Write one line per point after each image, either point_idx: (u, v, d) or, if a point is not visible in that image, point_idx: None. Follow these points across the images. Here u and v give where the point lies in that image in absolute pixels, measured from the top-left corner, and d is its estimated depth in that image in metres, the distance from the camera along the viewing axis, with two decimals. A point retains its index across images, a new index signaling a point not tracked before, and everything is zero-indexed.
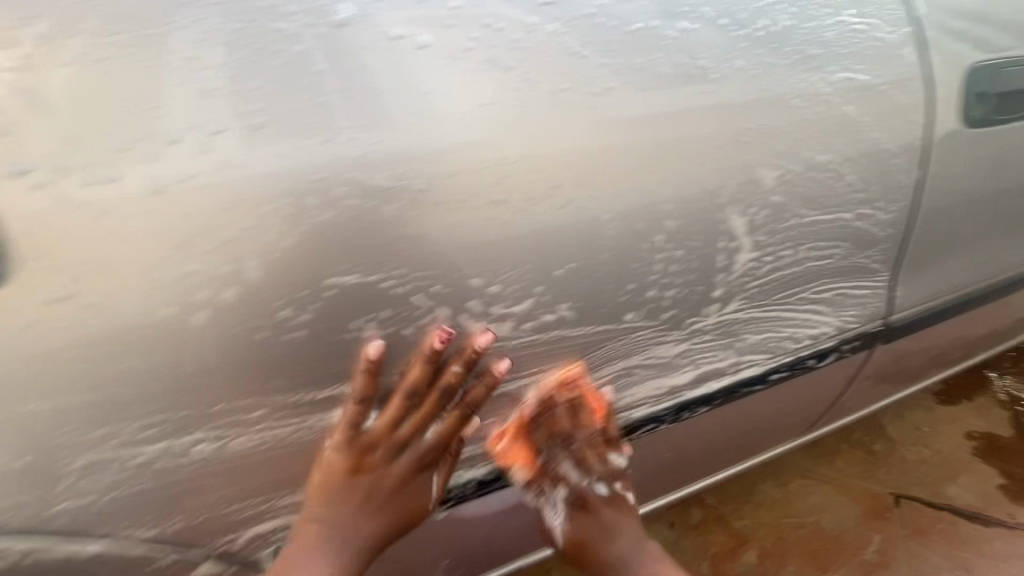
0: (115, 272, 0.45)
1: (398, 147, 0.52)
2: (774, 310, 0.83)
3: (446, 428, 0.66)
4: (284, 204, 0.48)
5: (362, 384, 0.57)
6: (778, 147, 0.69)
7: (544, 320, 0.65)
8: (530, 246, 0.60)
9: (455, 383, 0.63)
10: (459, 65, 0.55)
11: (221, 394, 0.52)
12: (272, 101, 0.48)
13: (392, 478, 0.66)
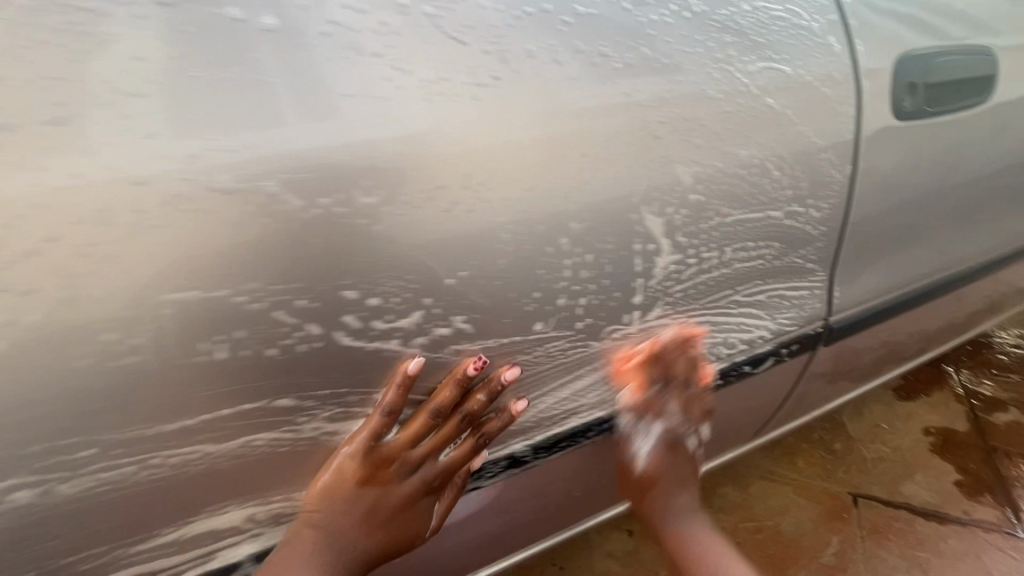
0: (91, 263, 0.43)
1: (338, 141, 0.50)
2: (704, 315, 0.79)
3: (458, 454, 0.69)
4: (262, 194, 0.47)
5: (394, 396, 0.59)
6: (691, 144, 0.66)
7: (435, 334, 0.59)
8: (410, 255, 0.54)
9: (478, 408, 0.66)
10: (320, 54, 0.49)
11: (37, 433, 0.45)
12: (239, 88, 0.47)
13: (399, 495, 0.67)
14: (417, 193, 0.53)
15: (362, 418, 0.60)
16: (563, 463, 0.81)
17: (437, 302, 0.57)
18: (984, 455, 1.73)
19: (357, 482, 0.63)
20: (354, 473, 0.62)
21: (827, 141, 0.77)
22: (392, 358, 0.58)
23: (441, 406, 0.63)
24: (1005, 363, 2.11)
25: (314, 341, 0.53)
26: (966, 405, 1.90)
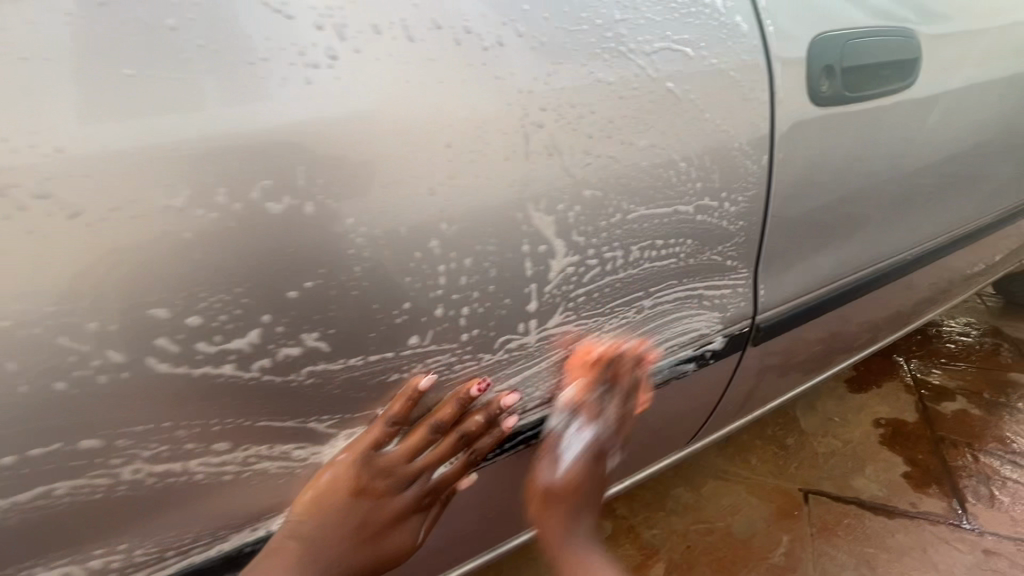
0: None
1: (160, 131, 0.42)
2: (614, 319, 0.73)
3: (452, 472, 0.68)
4: (90, 192, 0.41)
5: (400, 408, 0.60)
6: (581, 134, 0.60)
7: (282, 355, 0.51)
8: (238, 265, 0.46)
9: (475, 429, 0.66)
10: (112, 30, 0.41)
11: None
12: (55, 69, 0.40)
13: (391, 510, 0.65)
14: (240, 192, 0.45)
15: (363, 427, 0.60)
16: (507, 473, 0.77)
17: (280, 318, 0.49)
18: (932, 445, 1.72)
19: (349, 495, 0.62)
20: (349, 484, 0.61)
21: (738, 130, 0.72)
22: (229, 385, 0.50)
23: (443, 423, 0.63)
24: (953, 352, 2.13)
25: (118, 370, 0.44)
26: (915, 395, 1.91)
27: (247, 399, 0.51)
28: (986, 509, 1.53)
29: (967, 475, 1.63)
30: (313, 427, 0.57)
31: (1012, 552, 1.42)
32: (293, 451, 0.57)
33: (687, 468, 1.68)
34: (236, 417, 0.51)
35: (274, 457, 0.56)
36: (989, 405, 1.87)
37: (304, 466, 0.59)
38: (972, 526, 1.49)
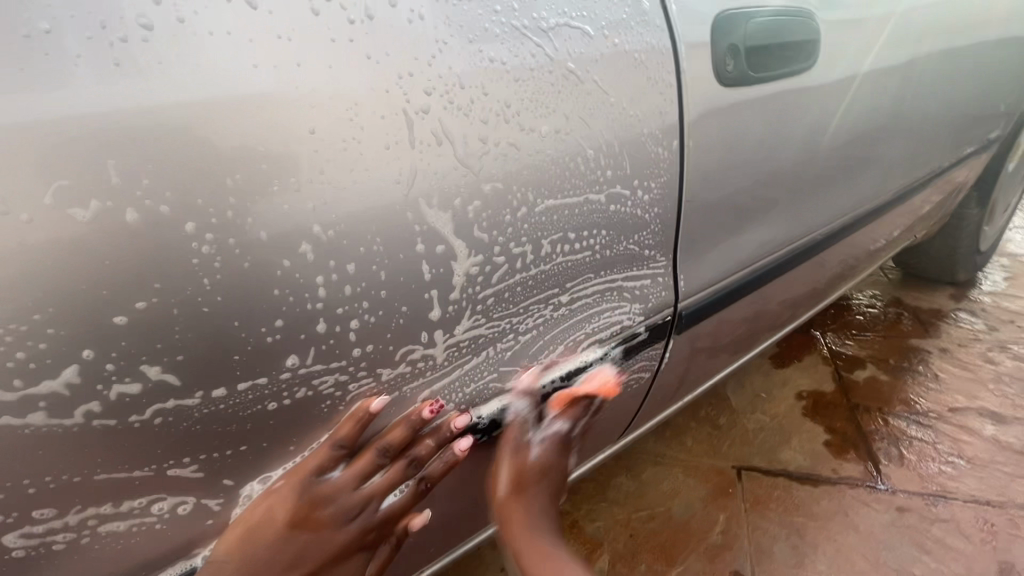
0: None
1: None
2: (531, 318, 0.68)
3: (402, 499, 0.65)
4: None
5: (349, 431, 0.56)
6: (475, 119, 0.54)
7: (115, 396, 0.42)
8: (36, 289, 0.37)
9: (427, 453, 0.63)
10: None
11: None
12: None
13: (333, 543, 0.59)
14: (27, 198, 0.37)
15: (300, 454, 0.54)
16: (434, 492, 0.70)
17: (109, 352, 0.41)
18: (848, 413, 1.82)
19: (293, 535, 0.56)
20: (289, 521, 0.55)
21: (647, 114, 0.69)
22: (42, 436, 0.40)
23: (392, 446, 0.60)
24: (863, 322, 2.28)
25: None
26: (832, 366, 2.02)
27: (75, 452, 0.42)
28: (897, 468, 1.62)
29: (879, 438, 1.73)
30: (173, 475, 0.47)
31: (921, 506, 1.51)
32: (150, 505, 0.47)
33: (627, 455, 1.69)
34: (59, 474, 0.42)
35: (123, 517, 0.46)
36: (895, 370, 2.01)
37: (165, 521, 0.49)
38: (885, 486, 1.57)
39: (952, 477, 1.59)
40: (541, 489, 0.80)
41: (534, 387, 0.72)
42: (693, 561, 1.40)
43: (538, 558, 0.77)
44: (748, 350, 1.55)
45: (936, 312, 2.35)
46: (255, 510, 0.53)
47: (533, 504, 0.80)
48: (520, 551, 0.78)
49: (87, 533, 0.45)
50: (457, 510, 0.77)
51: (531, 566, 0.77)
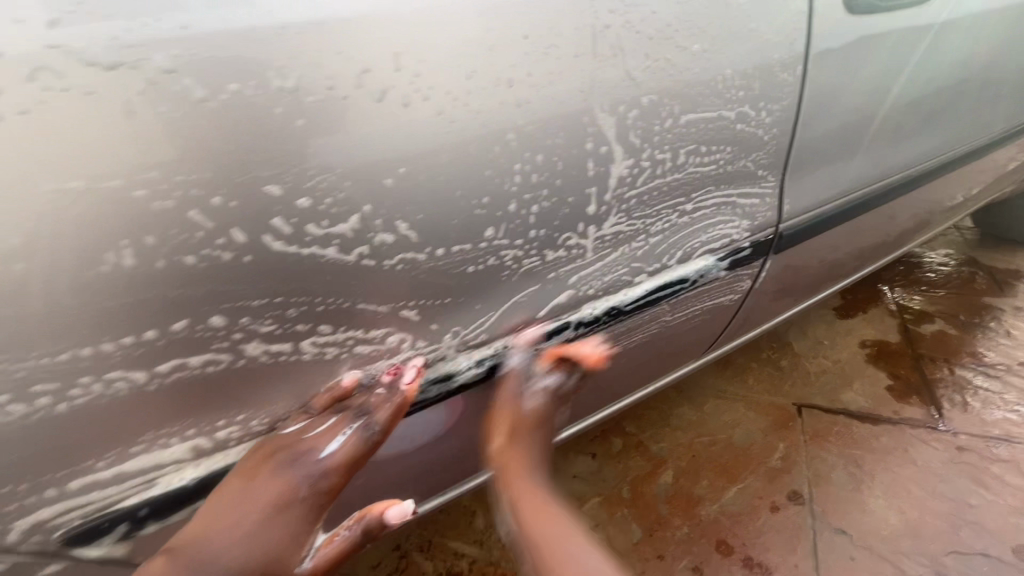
0: (52, 149, 0.39)
1: (277, 11, 0.44)
2: (659, 222, 0.77)
3: (348, 451, 0.61)
4: (224, 69, 0.43)
5: (321, 400, 0.60)
6: (644, 36, 0.63)
7: (377, 243, 0.55)
8: (342, 151, 0.49)
9: (375, 404, 0.62)
10: None
11: None
12: None
13: (276, 502, 0.59)
14: (345, 79, 0.48)
15: (488, 313, 0.68)
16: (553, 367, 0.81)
17: (378, 209, 0.53)
18: (912, 362, 1.86)
19: (254, 506, 0.57)
20: (255, 497, 0.57)
21: (781, 39, 0.75)
22: (333, 268, 0.53)
23: (342, 406, 0.61)
24: (933, 280, 2.26)
25: (241, 251, 0.48)
26: (898, 320, 2.04)
27: (349, 284, 0.55)
28: (960, 413, 1.67)
29: (943, 385, 1.77)
30: (401, 315, 0.61)
31: (981, 447, 1.56)
32: (384, 337, 0.61)
33: (689, 388, 1.80)
34: (337, 298, 0.55)
35: (368, 342, 0.60)
36: (965, 325, 2.01)
37: (390, 352, 0.63)
38: (946, 427, 1.62)
39: (1016, 423, 1.63)
40: (537, 438, 0.77)
41: (531, 340, 0.74)
42: (754, 480, 1.51)
43: (534, 500, 0.70)
44: (818, 294, 1.61)
45: (1013, 273, 2.30)
46: (228, 484, 0.56)
47: (527, 457, 0.75)
48: (512, 490, 0.72)
49: (345, 352, 0.59)
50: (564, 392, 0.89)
51: (528, 517, 0.69)
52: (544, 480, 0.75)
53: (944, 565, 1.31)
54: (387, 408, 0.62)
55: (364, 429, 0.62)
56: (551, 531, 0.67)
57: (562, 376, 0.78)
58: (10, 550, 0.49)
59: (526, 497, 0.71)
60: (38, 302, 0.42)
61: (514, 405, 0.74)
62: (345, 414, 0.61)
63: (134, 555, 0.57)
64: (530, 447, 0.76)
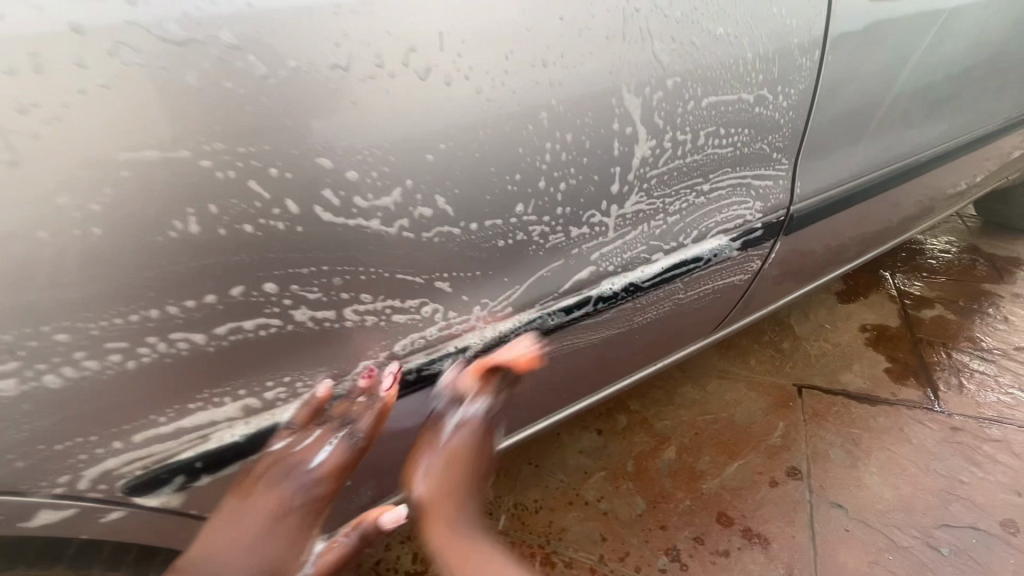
0: (129, 118, 0.42)
1: None
2: (678, 202, 0.80)
3: (337, 458, 0.66)
4: (286, 47, 0.46)
5: (302, 415, 0.62)
6: (670, 20, 0.65)
7: (417, 216, 0.58)
8: (389, 129, 0.52)
9: (358, 411, 0.65)
10: None
11: (27, 315, 0.44)
12: None
13: (274, 513, 0.63)
14: (395, 58, 0.50)
15: (515, 287, 0.71)
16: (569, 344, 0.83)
17: (419, 184, 0.56)
18: (911, 346, 1.90)
19: (254, 523, 0.62)
20: (256, 514, 0.62)
21: (800, 24, 0.77)
22: (376, 239, 0.57)
23: (325, 419, 0.64)
24: (934, 266, 2.30)
25: (293, 221, 0.51)
26: (898, 305, 2.08)
27: (389, 255, 0.58)
28: (956, 395, 1.71)
29: (940, 368, 1.81)
30: (436, 286, 0.64)
31: (975, 428, 1.61)
32: (420, 306, 0.64)
33: (693, 368, 1.85)
34: (378, 268, 0.58)
35: (404, 311, 0.63)
36: (963, 311, 2.05)
37: (424, 321, 0.66)
38: (942, 408, 1.67)
39: (1009, 405, 1.68)
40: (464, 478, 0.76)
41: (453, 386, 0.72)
42: (754, 456, 1.56)
43: (457, 550, 0.71)
44: (823, 277, 1.64)
45: (1013, 260, 2.33)
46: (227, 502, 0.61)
47: (451, 497, 0.75)
48: (436, 541, 0.72)
49: (382, 320, 0.62)
50: (578, 369, 0.92)
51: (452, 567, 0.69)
52: (467, 526, 0.74)
53: (935, 537, 1.36)
54: (370, 411, 0.65)
55: (350, 433, 0.65)
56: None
57: (483, 404, 0.76)
58: (78, 496, 0.53)
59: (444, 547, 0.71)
60: (112, 263, 0.45)
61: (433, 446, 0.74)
62: (330, 423, 0.64)
63: (187, 505, 0.60)
64: (457, 487, 0.76)
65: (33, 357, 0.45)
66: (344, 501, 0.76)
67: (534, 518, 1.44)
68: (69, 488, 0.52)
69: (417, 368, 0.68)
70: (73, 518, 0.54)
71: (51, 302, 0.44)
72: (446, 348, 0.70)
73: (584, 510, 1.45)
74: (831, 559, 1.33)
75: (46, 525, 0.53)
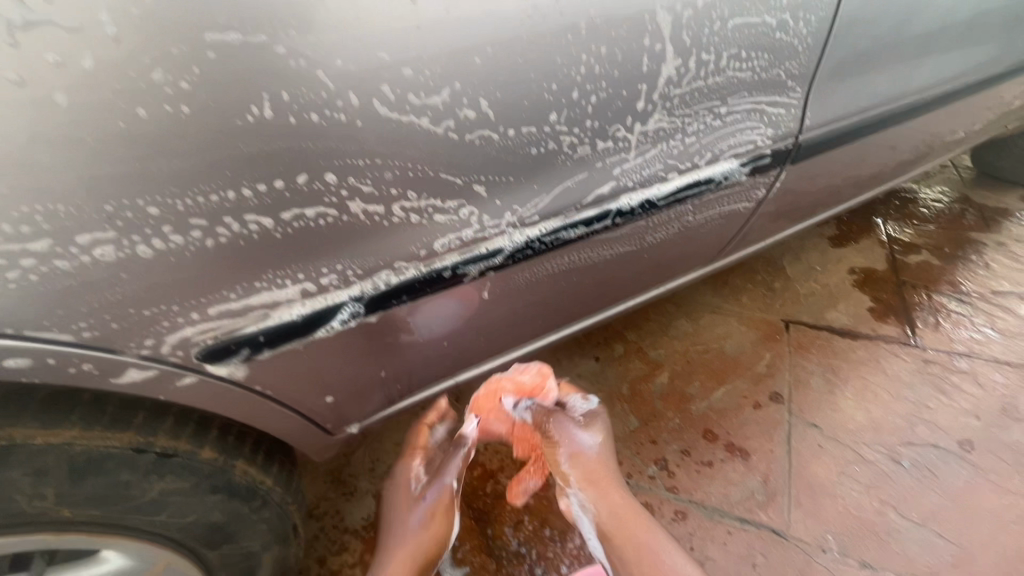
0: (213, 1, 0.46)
1: None
2: (696, 123, 0.84)
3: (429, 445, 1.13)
4: None
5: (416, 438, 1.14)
6: None
7: (462, 118, 0.62)
8: (442, 31, 0.56)
9: (439, 416, 1.13)
10: None
11: (123, 186, 0.49)
12: None
13: (420, 480, 1.09)
14: None
15: (542, 195, 0.76)
16: (582, 258, 0.89)
17: (465, 87, 0.60)
18: (895, 287, 2.00)
19: (417, 488, 1.08)
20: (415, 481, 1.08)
21: None
22: (424, 137, 0.61)
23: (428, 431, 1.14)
24: (925, 215, 2.37)
25: (353, 114, 0.56)
26: (887, 249, 2.17)
27: (435, 153, 0.63)
28: (931, 332, 1.83)
29: (920, 308, 1.92)
30: (473, 189, 0.69)
31: (946, 361, 1.74)
32: (458, 208, 0.70)
33: (688, 302, 1.93)
34: (423, 166, 0.63)
35: (444, 212, 0.69)
36: (948, 257, 2.15)
37: (460, 223, 0.71)
38: (917, 343, 1.79)
39: (980, 342, 1.80)
40: (605, 460, 1.13)
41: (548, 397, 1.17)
42: (741, 382, 1.68)
43: (620, 506, 1.08)
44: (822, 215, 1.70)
45: (1002, 210, 2.41)
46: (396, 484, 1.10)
47: (609, 472, 1.12)
48: (602, 503, 1.08)
49: (425, 218, 0.68)
50: (587, 284, 0.99)
51: (620, 520, 1.06)
52: (620, 492, 1.10)
53: (899, 453, 1.51)
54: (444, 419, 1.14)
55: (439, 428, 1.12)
56: (636, 522, 1.06)
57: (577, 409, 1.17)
58: (160, 359, 0.60)
59: (609, 490, 1.09)
60: (194, 142, 0.50)
61: (571, 437, 1.11)
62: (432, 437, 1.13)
63: (248, 378, 0.68)
64: (609, 471, 1.12)
65: (126, 225, 0.51)
66: (370, 386, 0.87)
67: None
68: (154, 350, 0.59)
69: (452, 267, 0.74)
70: (155, 381, 0.62)
71: (142, 175, 0.49)
72: (479, 250, 0.75)
73: None
74: (803, 469, 1.47)
75: (133, 384, 0.60)
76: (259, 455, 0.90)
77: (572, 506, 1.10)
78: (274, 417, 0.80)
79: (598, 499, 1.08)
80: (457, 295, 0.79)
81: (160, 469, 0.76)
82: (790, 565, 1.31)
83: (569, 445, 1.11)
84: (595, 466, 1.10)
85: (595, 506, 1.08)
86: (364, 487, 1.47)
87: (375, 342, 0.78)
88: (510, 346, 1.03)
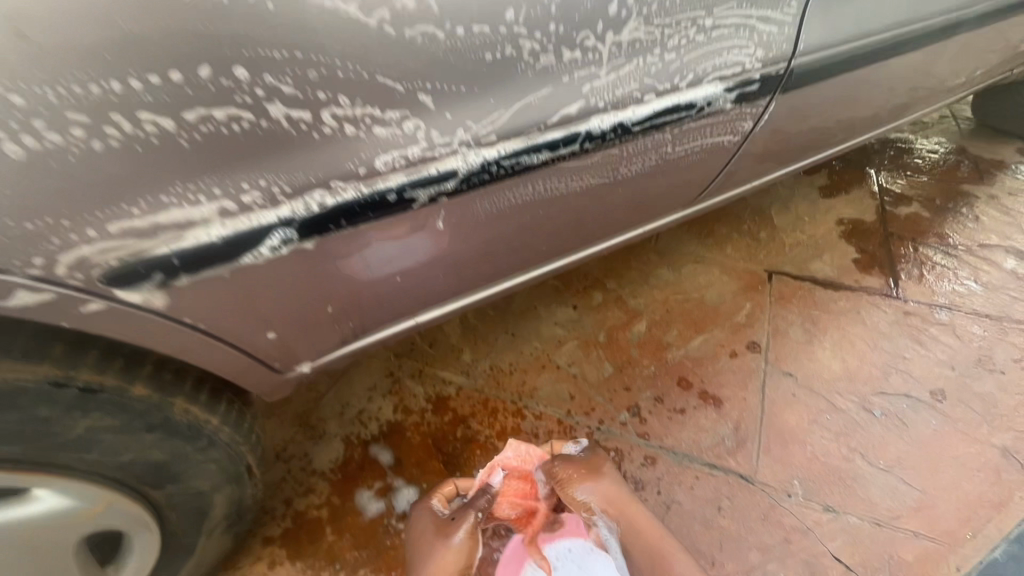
0: None
1: None
2: (675, 36, 0.76)
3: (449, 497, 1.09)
4: None
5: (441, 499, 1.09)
6: None
7: (399, 9, 0.55)
8: None
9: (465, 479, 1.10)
10: None
11: None
12: None
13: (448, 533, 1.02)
14: None
15: (501, 111, 0.68)
16: (548, 188, 0.82)
17: None
18: (882, 239, 1.95)
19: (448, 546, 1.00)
20: (443, 540, 1.01)
21: None
22: (354, 30, 0.54)
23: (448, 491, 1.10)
24: (919, 166, 2.30)
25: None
26: (877, 201, 2.10)
27: (367, 49, 0.55)
28: (914, 284, 1.80)
29: (905, 260, 1.88)
30: (418, 98, 0.61)
31: (926, 313, 1.72)
32: (401, 121, 0.62)
33: (671, 251, 1.87)
34: (356, 66, 0.55)
35: (384, 124, 0.61)
36: (939, 209, 2.09)
37: (405, 139, 0.63)
38: (898, 295, 1.77)
39: (962, 295, 1.78)
40: (623, 490, 1.11)
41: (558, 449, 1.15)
42: (719, 331, 1.65)
43: (648, 529, 1.06)
44: (816, 155, 1.61)
45: (998, 163, 2.34)
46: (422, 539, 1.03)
47: (628, 500, 1.09)
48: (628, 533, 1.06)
49: (362, 130, 0.60)
50: (555, 220, 0.92)
51: (650, 546, 1.05)
52: (644, 516, 1.08)
53: (871, 402, 1.51)
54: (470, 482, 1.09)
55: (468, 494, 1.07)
56: (665, 546, 1.05)
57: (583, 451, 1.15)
58: (57, 281, 0.53)
59: (631, 515, 1.08)
60: (71, 18, 0.43)
61: (590, 476, 1.10)
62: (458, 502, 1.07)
63: (170, 308, 0.62)
64: (627, 498, 1.10)
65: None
66: (322, 323, 0.82)
67: (508, 378, 1.54)
68: (46, 271, 0.52)
69: (397, 189, 0.66)
70: (58, 305, 0.55)
71: (9, 56, 0.42)
72: (429, 172, 0.67)
73: (556, 373, 1.55)
74: (775, 417, 1.47)
75: (31, 309, 0.54)
76: (202, 393, 0.85)
77: (600, 532, 1.03)
78: (212, 354, 0.74)
79: (625, 530, 1.06)
80: (407, 224, 0.71)
81: (85, 405, 0.71)
82: (755, 508, 1.32)
83: (588, 484, 1.09)
84: (618, 498, 1.09)
85: (625, 537, 1.06)
86: (332, 431, 1.44)
87: (317, 275, 0.71)
88: (472, 285, 0.97)
